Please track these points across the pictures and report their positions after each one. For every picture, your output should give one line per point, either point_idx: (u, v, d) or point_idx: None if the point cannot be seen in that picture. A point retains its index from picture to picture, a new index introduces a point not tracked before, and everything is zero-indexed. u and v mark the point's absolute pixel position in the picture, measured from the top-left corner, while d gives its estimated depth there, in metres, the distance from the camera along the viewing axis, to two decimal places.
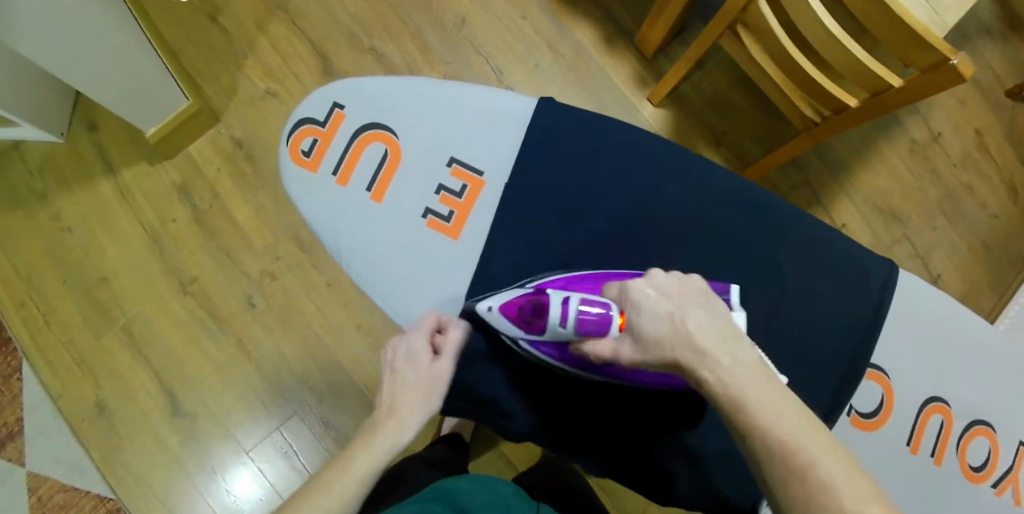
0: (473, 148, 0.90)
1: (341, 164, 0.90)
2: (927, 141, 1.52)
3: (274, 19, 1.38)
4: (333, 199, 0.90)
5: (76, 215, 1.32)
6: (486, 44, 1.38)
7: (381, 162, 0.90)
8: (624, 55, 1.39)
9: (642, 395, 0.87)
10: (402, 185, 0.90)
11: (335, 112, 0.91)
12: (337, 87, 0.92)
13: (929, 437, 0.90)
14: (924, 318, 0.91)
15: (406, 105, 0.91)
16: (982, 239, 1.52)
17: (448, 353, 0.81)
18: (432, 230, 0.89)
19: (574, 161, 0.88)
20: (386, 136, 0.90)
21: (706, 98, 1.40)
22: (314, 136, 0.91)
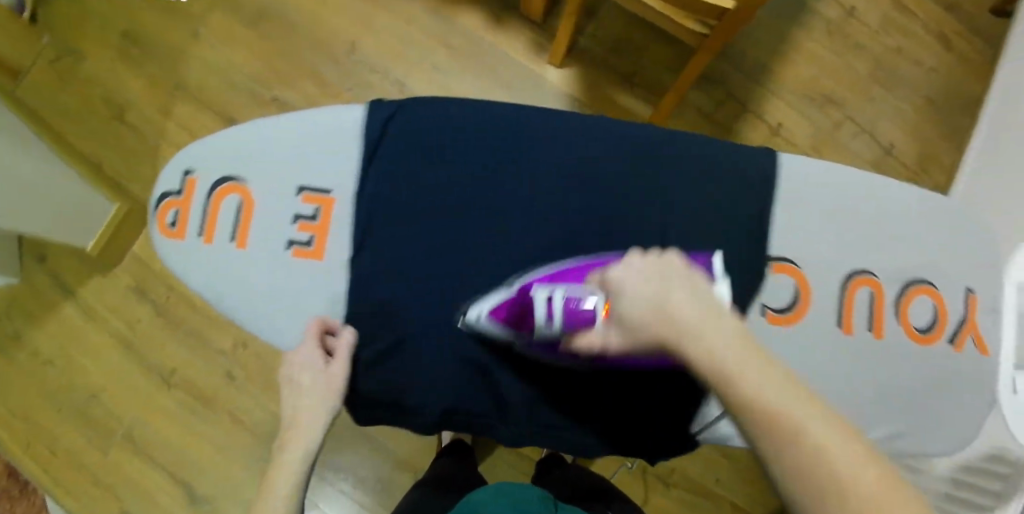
0: (324, 166, 0.84)
1: (203, 224, 0.83)
2: (842, 18, 1.50)
3: (177, 101, 1.41)
4: (202, 262, 0.83)
5: (50, 345, 1.36)
6: (382, 62, 1.41)
7: (237, 211, 0.83)
8: (516, 28, 1.41)
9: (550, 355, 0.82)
10: (264, 227, 0.83)
11: (187, 179, 0.85)
12: (185, 154, 0.86)
13: (859, 312, 0.85)
14: (822, 195, 0.86)
15: (248, 147, 0.84)
16: (924, 97, 1.50)
17: (340, 355, 0.79)
18: (301, 261, 0.82)
19: (435, 157, 0.83)
20: (237, 186, 0.83)
21: (605, 44, 1.41)
22: (175, 208, 0.85)
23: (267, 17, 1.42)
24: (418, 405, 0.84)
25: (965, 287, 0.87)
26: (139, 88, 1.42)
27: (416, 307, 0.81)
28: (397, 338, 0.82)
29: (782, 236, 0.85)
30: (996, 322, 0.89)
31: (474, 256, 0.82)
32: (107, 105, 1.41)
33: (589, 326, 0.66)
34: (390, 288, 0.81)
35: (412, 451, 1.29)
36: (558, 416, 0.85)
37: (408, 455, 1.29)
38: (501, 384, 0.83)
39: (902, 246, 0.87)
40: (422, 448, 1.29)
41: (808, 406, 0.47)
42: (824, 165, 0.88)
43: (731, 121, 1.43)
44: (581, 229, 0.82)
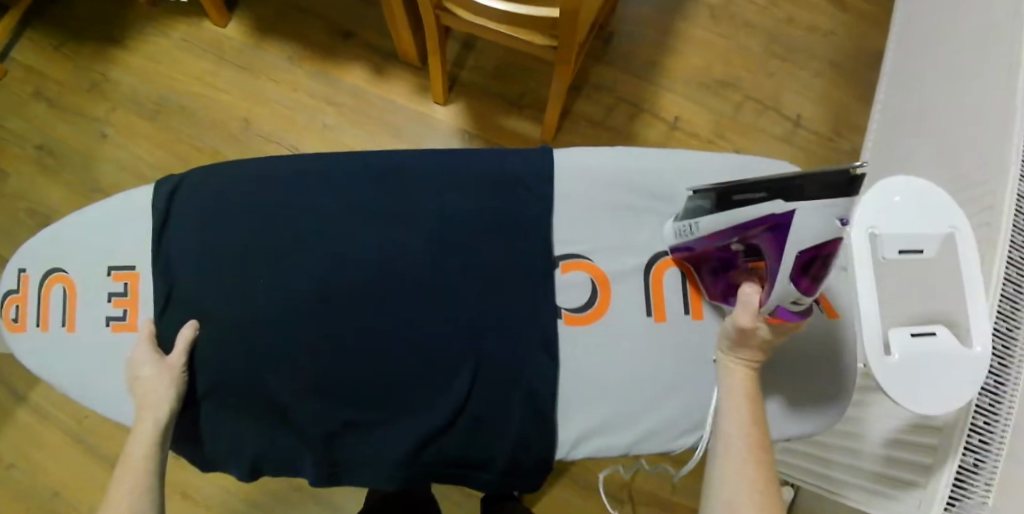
0: (130, 240, 0.79)
1: (39, 315, 0.81)
2: (724, 1, 1.48)
3: (96, 202, 1.48)
4: (38, 353, 0.80)
5: (9, 450, 1.41)
6: (275, 130, 1.44)
7: (64, 301, 0.80)
8: (398, 74, 1.45)
9: (389, 376, 0.72)
10: (88, 312, 0.79)
11: (21, 276, 0.83)
12: (19, 253, 0.84)
13: (671, 294, 0.75)
14: (609, 180, 0.77)
15: (66, 236, 0.81)
16: (824, 60, 1.47)
17: (177, 346, 0.72)
18: (121, 337, 0.78)
19: (218, 196, 0.76)
20: (62, 276, 0.81)
21: (487, 74, 1.42)
22: (15, 304, 0.82)
23: (166, 108, 1.50)
24: (219, 465, 0.75)
25: None
26: (60, 195, 1.49)
27: (234, 352, 0.73)
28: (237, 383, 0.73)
29: (567, 232, 0.76)
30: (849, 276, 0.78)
31: (264, 291, 0.74)
32: (32, 216, 1.48)
33: (812, 259, 0.57)
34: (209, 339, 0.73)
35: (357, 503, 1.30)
36: (386, 448, 0.71)
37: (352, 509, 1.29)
38: (304, 429, 0.72)
39: None
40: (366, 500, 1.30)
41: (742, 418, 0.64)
42: (608, 150, 0.79)
43: (628, 124, 1.40)
44: (402, 249, 0.74)
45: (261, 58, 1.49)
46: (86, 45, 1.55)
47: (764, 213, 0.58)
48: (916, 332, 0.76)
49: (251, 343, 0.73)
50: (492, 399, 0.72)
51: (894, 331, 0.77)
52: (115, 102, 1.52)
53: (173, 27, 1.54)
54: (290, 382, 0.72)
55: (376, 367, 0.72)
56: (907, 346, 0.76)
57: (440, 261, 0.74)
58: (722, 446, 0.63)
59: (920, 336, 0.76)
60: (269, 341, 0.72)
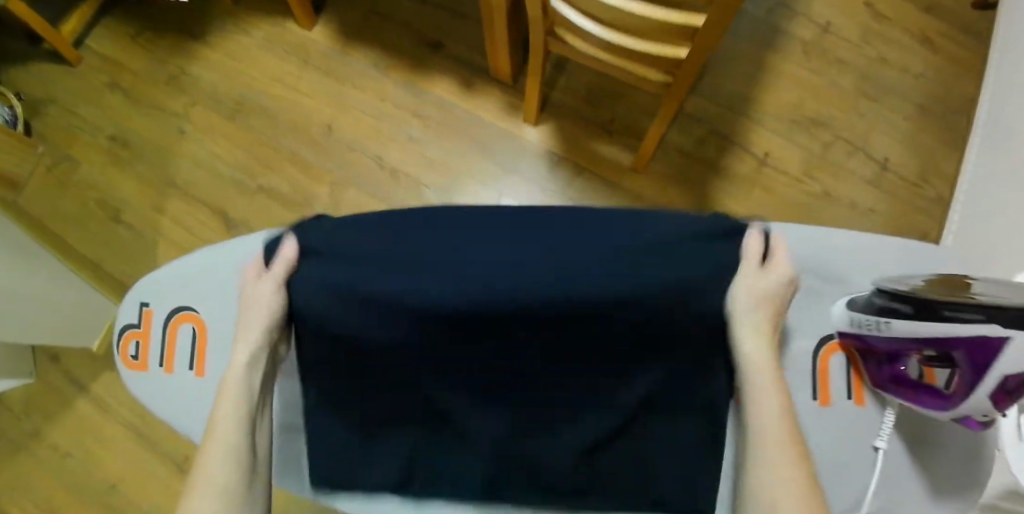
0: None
1: (164, 354, 0.78)
2: (817, 36, 1.46)
3: (169, 197, 1.47)
4: (164, 394, 0.77)
5: (69, 443, 1.40)
6: (358, 137, 1.44)
7: (194, 342, 0.78)
8: (485, 89, 1.43)
9: None
10: (221, 356, 0.77)
11: (143, 311, 0.80)
12: (138, 285, 0.81)
13: (836, 381, 0.78)
14: (784, 255, 0.81)
15: (197, 275, 0.80)
16: (916, 104, 1.44)
17: (292, 237, 0.78)
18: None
19: None
20: (193, 316, 0.79)
21: (579, 94, 1.41)
22: (135, 339, 0.80)
23: (246, 106, 1.49)
24: None
25: None
26: (131, 186, 1.47)
27: None
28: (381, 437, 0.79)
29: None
30: None
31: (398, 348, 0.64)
32: (103, 207, 1.47)
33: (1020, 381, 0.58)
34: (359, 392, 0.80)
35: None
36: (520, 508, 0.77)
37: None
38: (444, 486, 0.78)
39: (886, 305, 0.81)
40: None
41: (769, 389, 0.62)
42: (784, 224, 0.82)
43: (717, 157, 1.40)
44: None
45: (346, 62, 1.48)
46: (167, 36, 1.53)
47: (963, 340, 0.59)
48: None
49: None
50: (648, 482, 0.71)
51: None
52: (195, 97, 1.51)
53: (256, 24, 1.53)
54: (472, 428, 0.69)
55: None
56: None
57: None
58: (755, 411, 0.61)
59: None
60: None
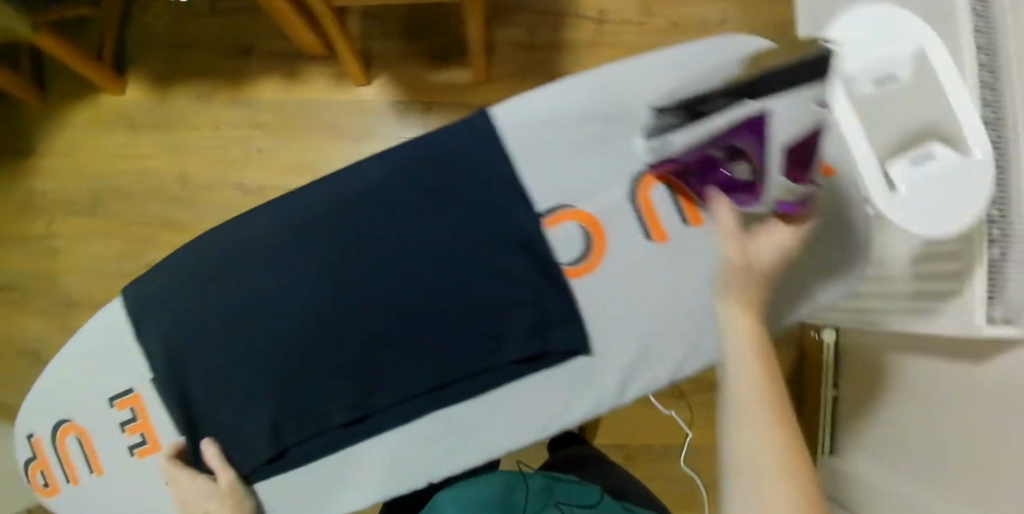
0: (119, 359, 0.74)
1: (65, 471, 0.76)
2: None
3: (75, 315, 1.44)
4: (82, 505, 0.75)
5: None
6: (214, 177, 1.40)
7: (82, 449, 0.75)
8: (311, 72, 1.38)
9: (413, 385, 0.71)
10: (109, 448, 0.74)
11: (31, 442, 0.77)
12: (19, 421, 0.78)
13: (664, 213, 0.74)
14: (572, 114, 0.74)
15: (58, 386, 0.76)
16: None
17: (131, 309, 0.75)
18: (148, 461, 0.73)
19: (167, 316, 0.71)
20: (69, 427, 0.76)
21: (397, 33, 1.36)
22: (39, 470, 0.77)
23: (101, 197, 1.44)
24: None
25: None
26: (35, 322, 1.45)
27: (253, 420, 0.70)
28: (265, 447, 0.71)
29: (544, 186, 0.73)
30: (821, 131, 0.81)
31: (264, 316, 0.71)
32: (21, 355, 1.44)
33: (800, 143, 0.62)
34: (229, 419, 0.71)
35: None
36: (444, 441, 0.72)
37: None
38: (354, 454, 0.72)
39: None
40: None
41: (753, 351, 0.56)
42: (570, 78, 0.75)
43: (553, 35, 1.35)
44: (377, 261, 0.71)
45: (170, 110, 1.42)
46: None
47: (736, 120, 0.61)
48: (914, 159, 0.75)
49: (268, 404, 0.70)
50: (499, 342, 0.71)
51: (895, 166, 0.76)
52: (50, 213, 1.46)
53: (72, 114, 1.46)
54: (339, 358, 0.70)
55: (397, 372, 0.71)
56: (908, 176, 0.75)
57: (423, 256, 0.71)
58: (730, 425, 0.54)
59: (921, 161, 0.75)
60: (286, 395, 0.70)
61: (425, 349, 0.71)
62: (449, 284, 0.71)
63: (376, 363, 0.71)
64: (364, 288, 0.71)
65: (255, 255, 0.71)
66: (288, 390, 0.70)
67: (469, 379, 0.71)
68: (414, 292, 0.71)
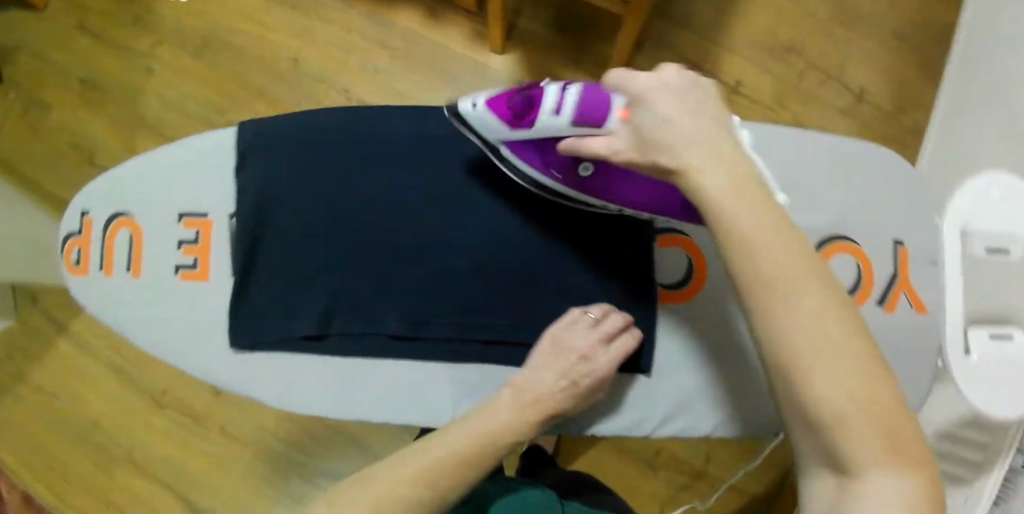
0: (205, 184, 0.76)
1: (101, 259, 0.76)
2: None
3: (139, 137, 1.46)
4: (103, 297, 0.76)
5: (52, 379, 1.44)
6: (322, 71, 1.42)
7: (129, 246, 0.76)
8: (453, 20, 1.41)
9: (475, 324, 0.73)
10: (155, 257, 0.76)
11: (81, 219, 0.78)
12: (79, 195, 0.79)
13: None
14: None
15: (134, 181, 0.77)
16: (892, 32, 1.39)
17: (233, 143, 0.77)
18: (189, 287, 0.75)
19: (276, 168, 0.75)
20: (126, 221, 0.77)
21: (545, 22, 1.39)
22: (75, 247, 0.78)
23: (211, 45, 1.47)
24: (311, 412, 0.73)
25: (893, 239, 0.79)
26: (101, 127, 1.47)
27: (320, 292, 0.73)
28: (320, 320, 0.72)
29: None
30: (932, 275, 0.79)
31: (367, 205, 0.74)
32: (76, 149, 1.47)
33: (599, 118, 0.62)
34: (298, 282, 0.73)
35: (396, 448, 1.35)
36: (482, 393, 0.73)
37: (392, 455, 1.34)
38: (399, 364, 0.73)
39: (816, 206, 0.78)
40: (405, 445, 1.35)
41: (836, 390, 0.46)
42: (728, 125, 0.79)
43: None
44: (486, 203, 0.75)
45: None
46: None
47: (542, 133, 0.67)
48: (995, 334, 0.77)
49: (343, 282, 0.73)
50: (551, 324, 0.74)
51: (977, 332, 0.77)
52: (160, 37, 1.48)
53: None
54: (419, 270, 0.73)
55: (467, 304, 0.73)
56: (989, 351, 0.76)
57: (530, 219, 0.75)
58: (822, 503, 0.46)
59: (999, 339, 0.76)
60: (361, 280, 0.73)
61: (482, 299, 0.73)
62: (541, 251, 0.74)
63: (451, 287, 0.73)
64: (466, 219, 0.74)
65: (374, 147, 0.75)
66: (364, 277, 0.73)
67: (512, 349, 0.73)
68: (509, 242, 0.74)
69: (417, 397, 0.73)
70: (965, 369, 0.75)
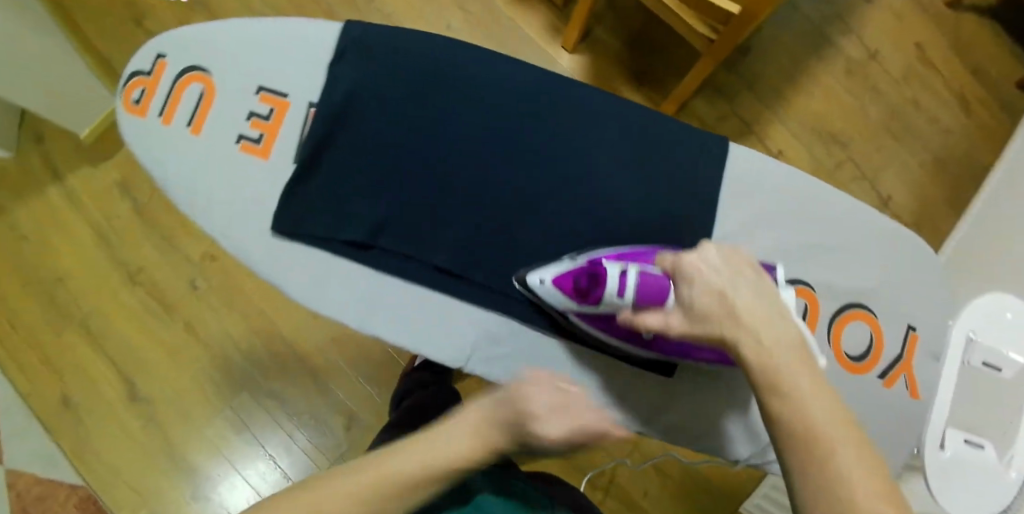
0: (288, 70, 0.84)
1: (166, 105, 0.83)
2: (864, 59, 1.47)
3: (194, 16, 1.43)
4: (159, 140, 0.83)
5: (30, 222, 1.39)
6: (394, 11, 1.40)
7: (198, 101, 0.84)
8: (536, 8, 1.40)
9: (492, 273, 0.83)
10: (220, 119, 0.83)
11: (157, 61, 0.85)
12: (159, 38, 0.86)
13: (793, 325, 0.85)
14: (776, 202, 0.86)
15: (220, 45, 0.85)
16: (933, 154, 1.46)
17: (329, 43, 0.85)
18: (245, 155, 0.83)
19: (365, 78, 0.83)
20: (201, 77, 0.84)
21: (621, 37, 1.40)
22: (141, 86, 0.84)
23: None
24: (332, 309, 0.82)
25: (907, 324, 0.89)
26: None
27: (372, 204, 0.82)
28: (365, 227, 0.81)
29: (725, 233, 0.85)
30: (929, 366, 0.90)
31: (435, 139, 0.83)
32: (127, 6, 1.42)
33: (659, 301, 0.74)
34: (357, 188, 0.82)
35: (353, 398, 1.32)
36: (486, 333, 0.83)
37: (350, 403, 1.32)
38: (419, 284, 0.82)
39: (847, 270, 0.87)
40: (363, 397, 1.32)
41: (818, 402, 0.56)
42: (794, 177, 0.87)
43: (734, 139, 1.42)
44: (537, 169, 0.83)
45: None
46: None
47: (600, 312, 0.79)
48: (968, 439, 0.83)
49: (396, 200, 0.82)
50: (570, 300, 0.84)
51: (952, 432, 0.84)
52: None
53: None
54: (462, 209, 0.83)
55: (491, 250, 0.83)
56: (962, 450, 0.82)
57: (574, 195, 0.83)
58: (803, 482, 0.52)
59: (970, 443, 0.82)
60: (411, 203, 0.82)
61: (512, 254, 0.83)
62: (570, 224, 0.83)
63: (481, 232, 0.83)
64: (515, 177, 0.83)
65: (460, 92, 0.84)
66: (413, 200, 0.82)
67: (524, 307, 0.83)
68: (544, 209, 0.83)
69: (425, 315, 0.83)
70: (938, 460, 0.83)
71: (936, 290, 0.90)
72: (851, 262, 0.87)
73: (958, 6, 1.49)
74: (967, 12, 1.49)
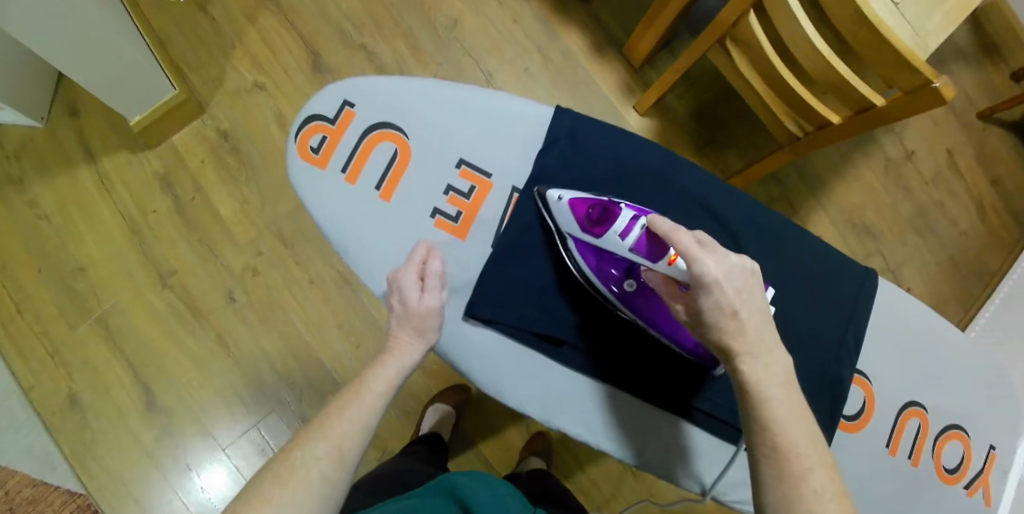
0: (487, 150, 0.90)
1: (351, 160, 0.90)
2: (901, 159, 1.57)
3: (264, 12, 1.36)
4: (344, 196, 0.89)
5: (52, 202, 1.28)
6: (476, 46, 1.40)
7: (390, 162, 0.89)
8: (615, 64, 1.42)
9: (647, 359, 0.87)
10: (411, 185, 0.89)
11: (345, 110, 0.91)
12: (347, 86, 0.91)
13: (906, 440, 0.91)
14: (907, 330, 0.91)
15: (423, 111, 0.90)
16: (951, 254, 1.57)
17: (539, 127, 0.89)
18: (439, 230, 0.89)
19: (562, 164, 0.87)
20: (396, 137, 0.90)
21: (690, 109, 1.44)
22: (323, 133, 0.90)
23: None
24: (484, 376, 0.87)
25: (989, 444, 0.95)
26: None
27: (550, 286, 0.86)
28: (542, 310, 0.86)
29: (866, 354, 0.90)
30: (1001, 482, 0.96)
31: None
32: None
33: (651, 258, 0.74)
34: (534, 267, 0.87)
35: (386, 428, 1.30)
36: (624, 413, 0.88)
37: (382, 434, 1.29)
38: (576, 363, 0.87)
39: (953, 396, 0.93)
40: (397, 428, 1.30)
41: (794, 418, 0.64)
42: (925, 311, 0.93)
43: None
44: None
45: None
46: None
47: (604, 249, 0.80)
48: None
49: (575, 286, 0.86)
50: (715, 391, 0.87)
51: None
52: None
53: None
54: None
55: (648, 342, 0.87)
56: None
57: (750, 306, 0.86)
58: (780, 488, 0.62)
59: None
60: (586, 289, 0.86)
61: (661, 356, 0.87)
62: None
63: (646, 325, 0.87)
64: None
65: (655, 186, 0.87)
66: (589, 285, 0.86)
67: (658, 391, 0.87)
68: None
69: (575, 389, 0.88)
70: None
71: (1003, 408, 0.97)
72: (959, 387, 0.93)
73: (987, 118, 1.61)
74: (992, 124, 1.61)
